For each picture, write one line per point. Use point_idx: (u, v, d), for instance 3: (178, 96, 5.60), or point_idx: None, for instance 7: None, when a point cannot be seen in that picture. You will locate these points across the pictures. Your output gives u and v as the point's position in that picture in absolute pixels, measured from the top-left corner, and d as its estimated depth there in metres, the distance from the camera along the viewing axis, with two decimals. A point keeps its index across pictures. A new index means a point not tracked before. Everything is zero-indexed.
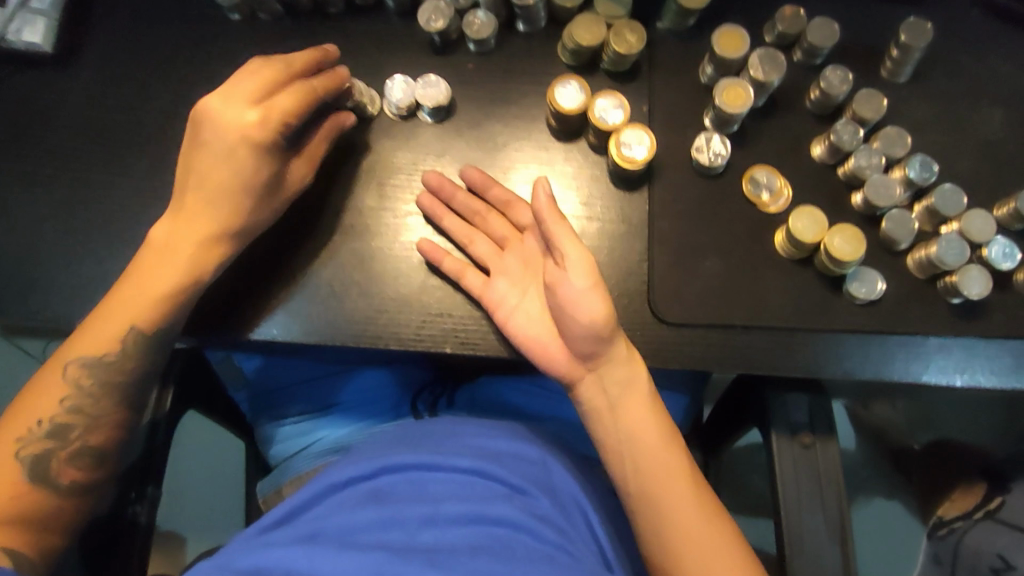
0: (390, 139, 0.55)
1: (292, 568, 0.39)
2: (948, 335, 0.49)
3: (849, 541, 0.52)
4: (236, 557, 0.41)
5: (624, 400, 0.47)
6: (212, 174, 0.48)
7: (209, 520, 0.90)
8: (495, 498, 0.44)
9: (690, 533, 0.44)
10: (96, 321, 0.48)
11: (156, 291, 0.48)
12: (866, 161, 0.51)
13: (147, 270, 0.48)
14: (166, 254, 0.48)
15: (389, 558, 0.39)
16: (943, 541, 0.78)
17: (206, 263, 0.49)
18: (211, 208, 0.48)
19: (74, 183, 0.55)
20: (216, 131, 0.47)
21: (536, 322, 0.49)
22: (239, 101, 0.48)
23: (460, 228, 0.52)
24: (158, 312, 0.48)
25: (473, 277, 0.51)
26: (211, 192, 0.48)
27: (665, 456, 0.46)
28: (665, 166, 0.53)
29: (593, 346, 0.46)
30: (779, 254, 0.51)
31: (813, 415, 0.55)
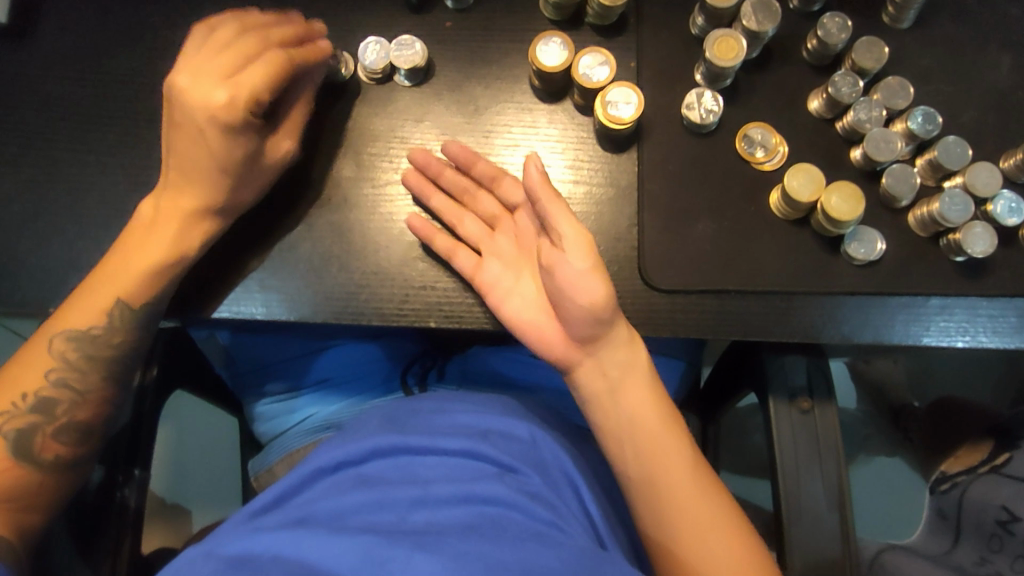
0: (365, 104, 0.52)
1: (279, 552, 0.37)
2: (951, 295, 0.47)
3: (847, 506, 0.51)
4: (223, 543, 0.38)
5: (625, 382, 0.45)
6: (189, 149, 0.45)
7: (207, 495, 0.90)
8: (484, 477, 0.43)
9: (697, 517, 0.43)
10: (77, 299, 0.46)
11: (135, 270, 0.46)
12: (866, 115, 0.48)
13: (131, 250, 0.46)
14: (149, 230, 0.46)
15: (378, 540, 0.37)
16: (945, 496, 0.76)
17: (187, 237, 0.46)
18: (189, 190, 0.46)
19: (38, 159, 0.52)
20: (189, 104, 0.44)
21: (531, 306, 0.47)
22: (212, 71, 0.45)
23: (451, 208, 0.50)
24: (139, 287, 0.46)
25: (465, 259, 0.48)
26: (190, 170, 0.46)
27: (669, 439, 0.45)
28: (655, 125, 0.50)
29: (593, 330, 0.44)
30: (774, 215, 0.49)
31: (811, 379, 0.53)
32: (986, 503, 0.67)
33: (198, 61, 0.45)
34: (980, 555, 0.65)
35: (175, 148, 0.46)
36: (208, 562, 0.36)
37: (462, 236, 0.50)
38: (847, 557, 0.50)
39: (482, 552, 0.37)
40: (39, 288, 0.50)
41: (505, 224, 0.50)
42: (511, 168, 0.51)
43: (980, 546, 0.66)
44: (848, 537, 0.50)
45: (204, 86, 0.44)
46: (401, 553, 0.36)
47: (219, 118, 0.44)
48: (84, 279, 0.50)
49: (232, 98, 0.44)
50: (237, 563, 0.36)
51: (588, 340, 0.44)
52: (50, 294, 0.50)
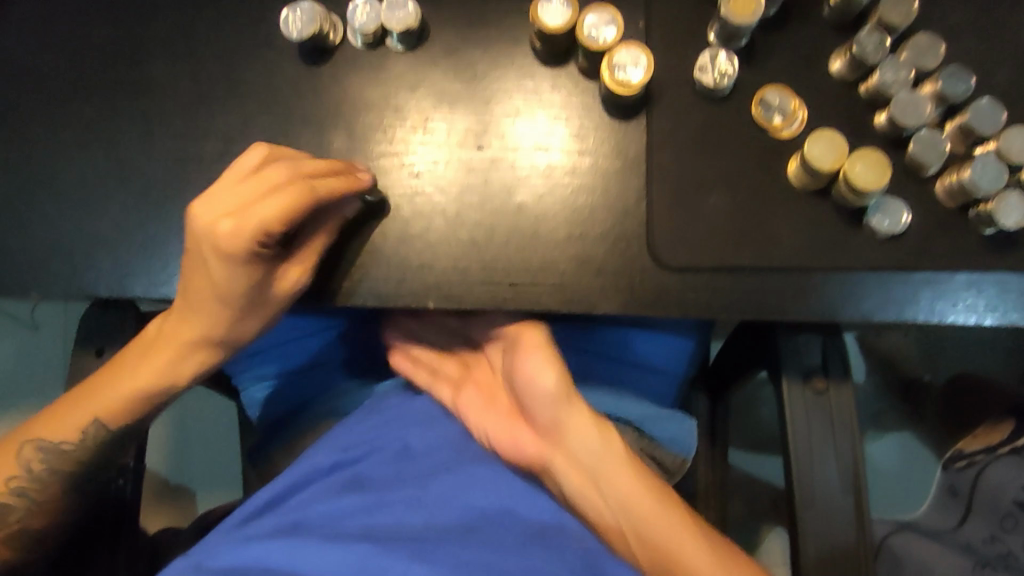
0: (356, 71, 0.49)
1: (275, 564, 0.42)
2: (980, 270, 0.45)
3: (863, 490, 0.49)
4: (213, 555, 0.43)
5: (616, 491, 0.45)
6: (208, 286, 0.45)
7: (208, 475, 0.89)
8: (480, 473, 0.46)
9: (636, 527, 0.44)
10: (135, 361, 0.49)
11: (123, 399, 0.49)
12: (893, 76, 0.45)
13: (176, 328, 0.48)
14: (141, 355, 0.49)
15: (375, 552, 0.41)
16: (960, 473, 0.75)
17: (219, 321, 0.47)
18: (198, 317, 0.47)
19: (11, 135, 0.49)
20: (211, 277, 0.45)
21: (504, 424, 0.48)
22: (224, 206, 0.43)
23: (432, 355, 0.53)
24: (126, 412, 0.49)
25: (440, 389, 0.51)
26: (207, 283, 0.45)
27: (669, 531, 0.44)
28: (665, 90, 0.47)
29: (556, 413, 0.47)
30: (792, 184, 0.46)
31: (827, 357, 0.51)
32: (1003, 484, 0.69)
33: (210, 207, 0.43)
34: (990, 532, 0.68)
35: (194, 286, 0.46)
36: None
37: (461, 210, 0.47)
38: (861, 544, 0.48)
39: (470, 566, 0.40)
40: (19, 272, 0.48)
41: (506, 198, 0.47)
42: (512, 138, 0.48)
43: (990, 524, 0.69)
44: (863, 523, 0.48)
45: (212, 244, 0.43)
46: (398, 566, 0.40)
47: (227, 244, 0.43)
48: (67, 260, 0.48)
49: (223, 257, 0.43)
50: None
51: (554, 425, 0.47)
52: (33, 279, 0.48)
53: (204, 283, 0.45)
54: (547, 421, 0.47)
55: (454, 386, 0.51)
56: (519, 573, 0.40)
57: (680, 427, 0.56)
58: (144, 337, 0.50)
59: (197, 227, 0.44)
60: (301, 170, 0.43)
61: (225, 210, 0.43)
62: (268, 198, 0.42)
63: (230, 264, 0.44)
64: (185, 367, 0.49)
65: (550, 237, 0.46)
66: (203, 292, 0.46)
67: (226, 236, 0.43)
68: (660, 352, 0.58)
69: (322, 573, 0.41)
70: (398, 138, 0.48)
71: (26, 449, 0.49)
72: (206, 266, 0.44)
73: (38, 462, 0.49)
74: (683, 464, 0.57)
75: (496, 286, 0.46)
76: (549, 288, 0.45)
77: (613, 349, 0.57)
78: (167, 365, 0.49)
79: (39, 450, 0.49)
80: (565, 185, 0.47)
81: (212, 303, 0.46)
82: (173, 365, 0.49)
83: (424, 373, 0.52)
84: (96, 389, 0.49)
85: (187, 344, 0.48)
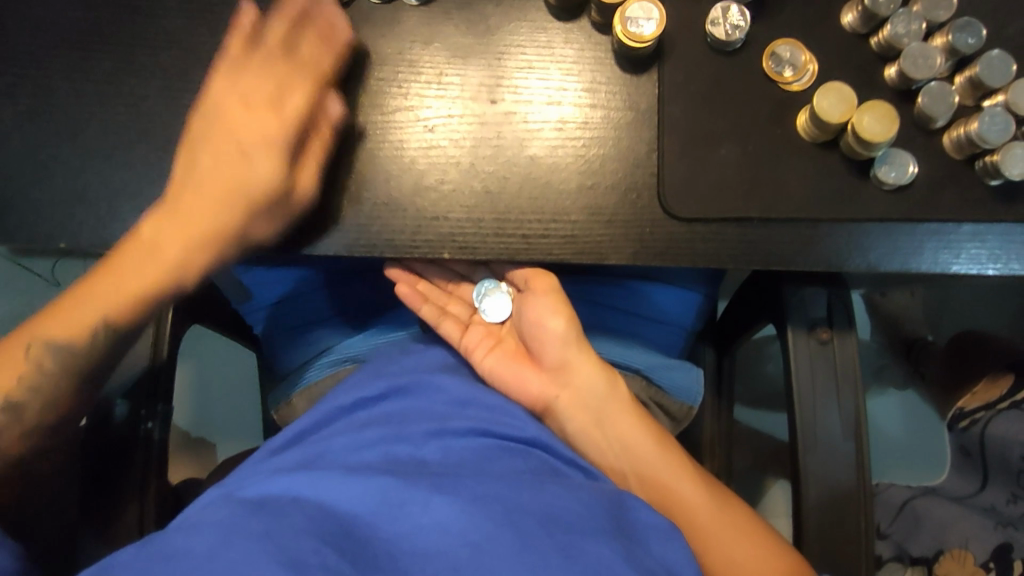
0: (371, 25, 0.49)
1: (300, 495, 0.40)
2: (985, 221, 0.46)
3: (863, 435, 0.51)
4: (242, 488, 0.42)
5: (615, 427, 0.52)
6: (245, 184, 0.47)
7: (227, 427, 0.92)
8: (502, 418, 0.48)
9: (637, 468, 0.51)
10: (147, 258, 0.47)
11: (85, 318, 0.47)
12: (904, 29, 0.46)
13: (189, 225, 0.47)
14: (109, 283, 0.47)
15: (396, 482, 0.40)
16: (966, 432, 0.75)
17: (236, 217, 0.47)
18: (167, 249, 0.47)
19: (30, 89, 0.50)
20: (252, 168, 0.46)
21: (523, 372, 0.53)
22: (252, 85, 0.46)
23: (439, 292, 0.55)
24: (81, 332, 0.47)
25: (449, 326, 0.54)
26: (203, 213, 0.47)
27: (662, 461, 0.51)
28: (677, 43, 0.47)
29: (562, 354, 0.53)
30: (801, 137, 0.46)
31: (832, 309, 0.52)
32: (1010, 440, 0.68)
33: (250, 104, 0.46)
34: (1010, 493, 0.66)
35: (214, 178, 0.47)
36: (227, 505, 0.39)
37: (476, 163, 0.48)
38: (859, 486, 0.50)
39: (498, 496, 0.40)
40: (46, 224, 0.49)
41: (520, 152, 0.48)
42: (525, 92, 0.49)
43: (1008, 484, 0.67)
44: (862, 467, 0.50)
45: (266, 165, 0.46)
46: (419, 496, 0.40)
47: (277, 138, 0.46)
48: (93, 213, 0.49)
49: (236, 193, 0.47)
50: (259, 503, 0.39)
51: (561, 368, 0.53)
52: (58, 229, 0.49)
53: (232, 176, 0.47)
54: (555, 363, 0.53)
55: (463, 325, 0.55)
56: (550, 500, 0.41)
57: (688, 377, 0.59)
58: (145, 234, 0.47)
59: (223, 109, 0.46)
60: (321, 63, 0.47)
61: (280, 104, 0.46)
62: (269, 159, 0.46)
63: (268, 151, 0.46)
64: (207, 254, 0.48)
65: (563, 188, 0.47)
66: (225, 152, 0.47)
67: (266, 113, 0.46)
68: (671, 304, 0.60)
69: (347, 506, 0.40)
70: (413, 93, 0.49)
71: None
72: (239, 153, 0.47)
73: (49, 359, 0.47)
74: (689, 414, 0.60)
75: (511, 236, 0.47)
76: (563, 238, 0.47)
77: (628, 301, 0.58)
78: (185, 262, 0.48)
79: (47, 347, 0.47)
80: (578, 137, 0.48)
81: (238, 193, 0.47)
82: (191, 266, 0.48)
83: (432, 306, 0.54)
84: (106, 281, 0.47)
85: (169, 279, 0.48)
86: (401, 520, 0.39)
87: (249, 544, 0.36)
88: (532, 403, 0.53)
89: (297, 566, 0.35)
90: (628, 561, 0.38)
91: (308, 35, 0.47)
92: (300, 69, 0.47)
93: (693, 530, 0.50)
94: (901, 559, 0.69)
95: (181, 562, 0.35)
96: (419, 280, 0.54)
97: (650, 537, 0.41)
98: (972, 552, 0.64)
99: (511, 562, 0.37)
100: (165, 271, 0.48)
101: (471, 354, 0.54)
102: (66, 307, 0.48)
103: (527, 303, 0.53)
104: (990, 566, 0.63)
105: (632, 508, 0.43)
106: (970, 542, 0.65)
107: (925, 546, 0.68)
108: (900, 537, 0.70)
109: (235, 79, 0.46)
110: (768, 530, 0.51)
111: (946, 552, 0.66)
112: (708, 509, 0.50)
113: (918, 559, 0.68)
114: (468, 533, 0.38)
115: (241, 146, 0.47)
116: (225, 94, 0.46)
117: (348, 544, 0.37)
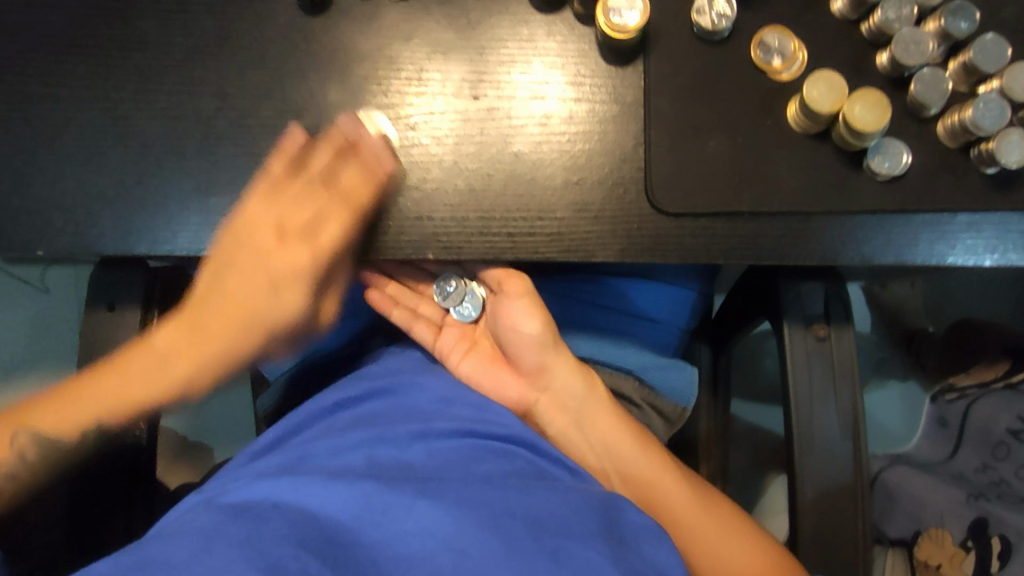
0: (350, 21, 0.48)
1: (280, 499, 0.39)
2: (982, 211, 0.45)
3: (860, 432, 0.50)
4: (223, 495, 0.41)
5: (597, 432, 0.51)
6: (265, 314, 0.51)
7: (221, 430, 0.91)
8: (491, 417, 0.47)
9: (622, 470, 0.50)
10: (160, 370, 0.50)
11: (136, 398, 0.49)
12: (895, 14, 0.44)
13: (206, 320, 0.51)
14: (150, 370, 0.49)
15: (379, 487, 0.39)
16: (950, 405, 0.77)
17: (254, 342, 0.52)
18: (189, 355, 0.50)
19: (5, 93, 0.49)
20: (279, 301, 0.51)
21: (499, 376, 0.53)
22: (287, 204, 0.47)
23: (411, 294, 0.54)
24: (129, 412, 0.49)
25: (422, 329, 0.53)
26: (249, 324, 0.51)
27: (648, 463, 0.50)
28: (664, 34, 0.46)
29: (540, 357, 0.52)
30: (792, 128, 0.45)
31: (827, 305, 0.51)
32: (994, 416, 0.69)
33: (284, 235, 0.48)
34: (983, 462, 0.68)
35: (240, 270, 0.50)
36: (208, 511, 0.39)
37: (459, 161, 0.47)
38: (857, 484, 0.49)
39: (483, 500, 0.40)
40: (23, 232, 0.48)
41: (503, 149, 0.47)
42: (508, 87, 0.47)
43: (982, 453, 0.68)
44: (861, 464, 0.49)
45: (291, 301, 0.51)
46: (402, 501, 0.39)
47: (309, 268, 0.49)
48: (70, 220, 0.48)
49: (254, 330, 0.51)
50: (239, 509, 0.39)
51: (540, 372, 0.52)
52: (35, 236, 0.48)
53: (257, 306, 0.51)
54: (533, 367, 0.52)
55: (436, 327, 0.54)
56: (536, 504, 0.40)
57: (681, 376, 0.57)
58: (159, 344, 0.50)
59: (255, 236, 0.48)
60: (388, 107, 0.47)
61: (301, 197, 0.47)
62: (298, 295, 0.50)
63: (297, 289, 0.50)
64: (200, 383, 0.51)
65: (548, 185, 0.46)
66: (251, 312, 0.51)
67: (302, 248, 0.49)
68: (658, 302, 0.58)
69: (329, 510, 0.39)
70: (393, 91, 0.48)
71: (22, 438, 0.47)
72: (270, 289, 0.50)
73: (33, 449, 0.47)
74: (683, 414, 0.58)
75: (495, 235, 0.46)
76: (548, 235, 0.46)
77: (611, 300, 0.57)
78: (210, 351, 0.51)
79: (36, 442, 0.47)
80: (562, 133, 0.47)
81: (260, 332, 0.51)
82: (193, 379, 0.51)
83: (401, 309, 0.53)
84: (111, 386, 0.48)
85: (181, 381, 0.50)
86: (384, 526, 0.38)
87: (228, 551, 0.35)
88: (513, 408, 0.53)
89: (276, 573, 0.34)
90: (617, 565, 0.37)
91: (346, 167, 0.46)
92: (336, 211, 0.46)
93: (678, 532, 0.49)
94: (881, 541, 0.70)
95: (158, 570, 0.34)
96: (391, 284, 0.53)
97: (641, 539, 0.41)
98: (950, 532, 0.64)
99: (496, 567, 0.36)
100: (170, 386, 0.50)
101: (446, 357, 0.53)
102: (76, 396, 0.48)
103: (498, 307, 0.51)
104: (968, 544, 0.63)
105: (622, 508, 0.42)
106: (947, 521, 0.65)
107: (904, 528, 0.68)
108: (878, 518, 0.71)
109: (270, 202, 0.47)
110: (756, 528, 0.50)
111: (923, 533, 0.66)
112: (692, 510, 0.49)
113: (897, 539, 0.69)
114: (453, 539, 0.37)
115: (272, 279, 0.50)
116: (261, 216, 0.47)
117: (329, 550, 0.37)
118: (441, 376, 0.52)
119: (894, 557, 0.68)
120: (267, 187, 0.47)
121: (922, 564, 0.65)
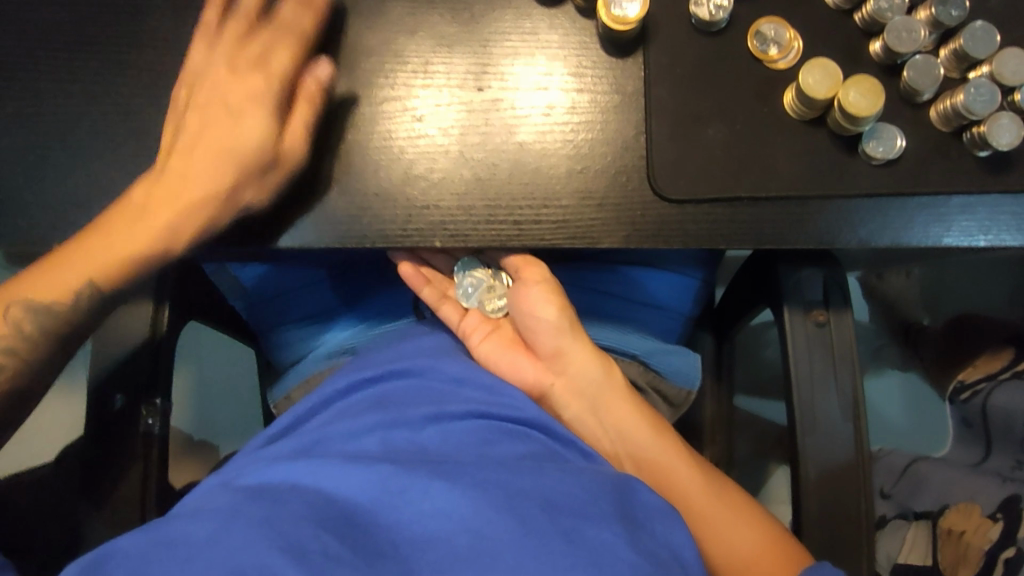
0: (356, 16, 0.49)
1: (299, 483, 0.40)
2: (975, 193, 0.46)
3: (862, 415, 0.51)
4: (241, 478, 0.42)
5: (611, 418, 0.52)
6: (208, 185, 0.46)
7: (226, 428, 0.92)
8: (507, 401, 0.48)
9: (634, 455, 0.51)
10: (132, 229, 0.47)
11: (93, 259, 0.47)
12: (887, 4, 0.46)
13: (180, 189, 0.46)
14: (111, 227, 0.47)
15: (395, 469, 0.40)
16: (968, 404, 0.76)
17: (206, 224, 0.47)
18: (150, 226, 0.47)
19: (20, 90, 0.50)
20: (238, 125, 0.47)
21: (519, 359, 0.54)
22: (226, 120, 0.47)
23: (442, 277, 0.55)
24: (89, 264, 0.47)
25: (449, 309, 0.54)
26: (206, 172, 0.46)
27: (660, 451, 0.51)
28: (662, 25, 0.48)
29: (557, 343, 0.52)
30: (788, 115, 0.47)
31: (828, 290, 0.52)
32: (1014, 410, 0.69)
33: (231, 98, 0.47)
34: (1016, 459, 0.66)
35: (203, 141, 0.47)
36: (227, 493, 0.40)
37: (466, 151, 0.48)
38: (861, 466, 0.50)
39: (499, 481, 0.40)
40: (36, 225, 0.49)
41: (508, 138, 0.48)
42: (512, 79, 0.49)
43: (1012, 452, 0.67)
44: (863, 445, 0.50)
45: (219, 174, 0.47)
46: (419, 483, 0.39)
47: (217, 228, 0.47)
48: (84, 213, 0.49)
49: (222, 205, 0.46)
50: (258, 491, 0.39)
51: (556, 356, 0.53)
52: (49, 230, 0.49)
53: (214, 186, 0.46)
54: (550, 352, 0.53)
55: (461, 309, 0.55)
56: (551, 485, 0.41)
57: (685, 361, 0.58)
58: (141, 217, 0.47)
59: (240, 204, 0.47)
60: (303, 25, 0.47)
61: (239, 128, 0.47)
62: (257, 130, 0.46)
63: (261, 108, 0.46)
64: (169, 243, 0.48)
65: (553, 174, 0.47)
66: (217, 153, 0.47)
67: (268, 115, 0.46)
68: (667, 291, 0.59)
69: (346, 494, 0.40)
70: (400, 83, 0.49)
71: (12, 305, 0.48)
72: (229, 119, 0.47)
73: (27, 322, 0.49)
74: (688, 397, 0.59)
75: (502, 223, 0.47)
76: (553, 223, 0.47)
77: (620, 287, 0.58)
78: (143, 246, 0.47)
79: (25, 310, 0.48)
80: (565, 123, 0.48)
81: (208, 203, 0.47)
82: (150, 245, 0.48)
83: (433, 288, 0.54)
84: (100, 240, 0.47)
85: (150, 241, 0.47)
86: (401, 508, 0.39)
87: (250, 532, 0.36)
88: (528, 391, 0.54)
89: (299, 555, 0.35)
90: (631, 545, 0.38)
91: (286, 3, 0.48)
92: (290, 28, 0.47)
93: (689, 520, 0.50)
94: (905, 515, 0.68)
95: (183, 549, 0.35)
96: (423, 264, 0.54)
97: (653, 520, 0.41)
98: (978, 504, 0.65)
99: (512, 548, 0.37)
100: (156, 233, 0.47)
101: (470, 336, 0.54)
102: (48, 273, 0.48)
103: (518, 291, 0.52)
104: (997, 515, 0.63)
105: (636, 489, 0.43)
106: (976, 496, 0.65)
107: (930, 502, 0.68)
108: (903, 497, 0.70)
109: (216, 83, 0.47)
110: (767, 515, 0.51)
111: (951, 506, 0.66)
112: (701, 497, 0.50)
113: (922, 513, 0.67)
114: (469, 521, 0.38)
115: (229, 107, 0.47)
116: (211, 82, 0.47)
117: (349, 531, 0.38)
118: (456, 359, 0.52)
119: (917, 530, 0.66)
120: (205, 39, 0.48)
121: (947, 532, 0.65)
